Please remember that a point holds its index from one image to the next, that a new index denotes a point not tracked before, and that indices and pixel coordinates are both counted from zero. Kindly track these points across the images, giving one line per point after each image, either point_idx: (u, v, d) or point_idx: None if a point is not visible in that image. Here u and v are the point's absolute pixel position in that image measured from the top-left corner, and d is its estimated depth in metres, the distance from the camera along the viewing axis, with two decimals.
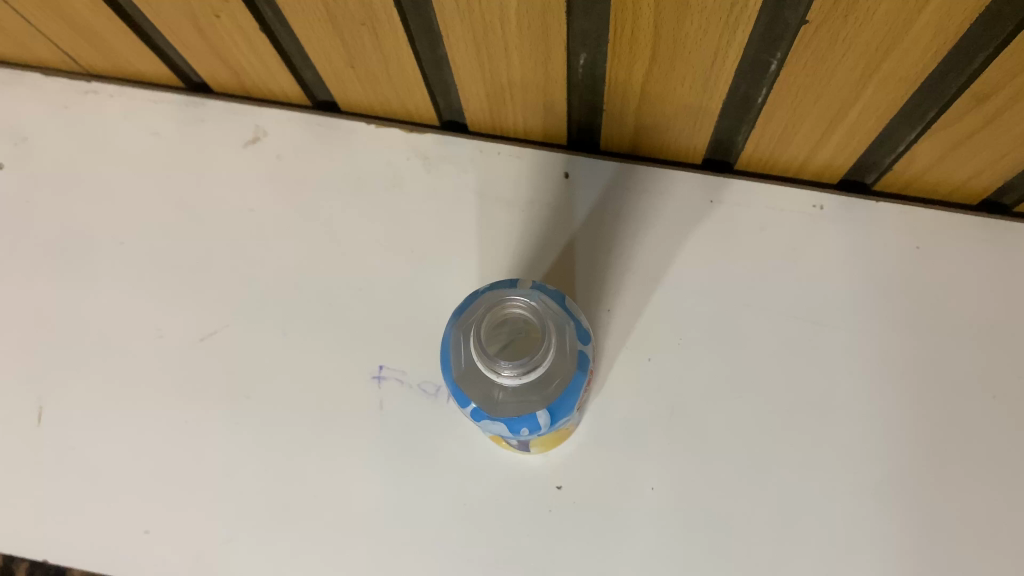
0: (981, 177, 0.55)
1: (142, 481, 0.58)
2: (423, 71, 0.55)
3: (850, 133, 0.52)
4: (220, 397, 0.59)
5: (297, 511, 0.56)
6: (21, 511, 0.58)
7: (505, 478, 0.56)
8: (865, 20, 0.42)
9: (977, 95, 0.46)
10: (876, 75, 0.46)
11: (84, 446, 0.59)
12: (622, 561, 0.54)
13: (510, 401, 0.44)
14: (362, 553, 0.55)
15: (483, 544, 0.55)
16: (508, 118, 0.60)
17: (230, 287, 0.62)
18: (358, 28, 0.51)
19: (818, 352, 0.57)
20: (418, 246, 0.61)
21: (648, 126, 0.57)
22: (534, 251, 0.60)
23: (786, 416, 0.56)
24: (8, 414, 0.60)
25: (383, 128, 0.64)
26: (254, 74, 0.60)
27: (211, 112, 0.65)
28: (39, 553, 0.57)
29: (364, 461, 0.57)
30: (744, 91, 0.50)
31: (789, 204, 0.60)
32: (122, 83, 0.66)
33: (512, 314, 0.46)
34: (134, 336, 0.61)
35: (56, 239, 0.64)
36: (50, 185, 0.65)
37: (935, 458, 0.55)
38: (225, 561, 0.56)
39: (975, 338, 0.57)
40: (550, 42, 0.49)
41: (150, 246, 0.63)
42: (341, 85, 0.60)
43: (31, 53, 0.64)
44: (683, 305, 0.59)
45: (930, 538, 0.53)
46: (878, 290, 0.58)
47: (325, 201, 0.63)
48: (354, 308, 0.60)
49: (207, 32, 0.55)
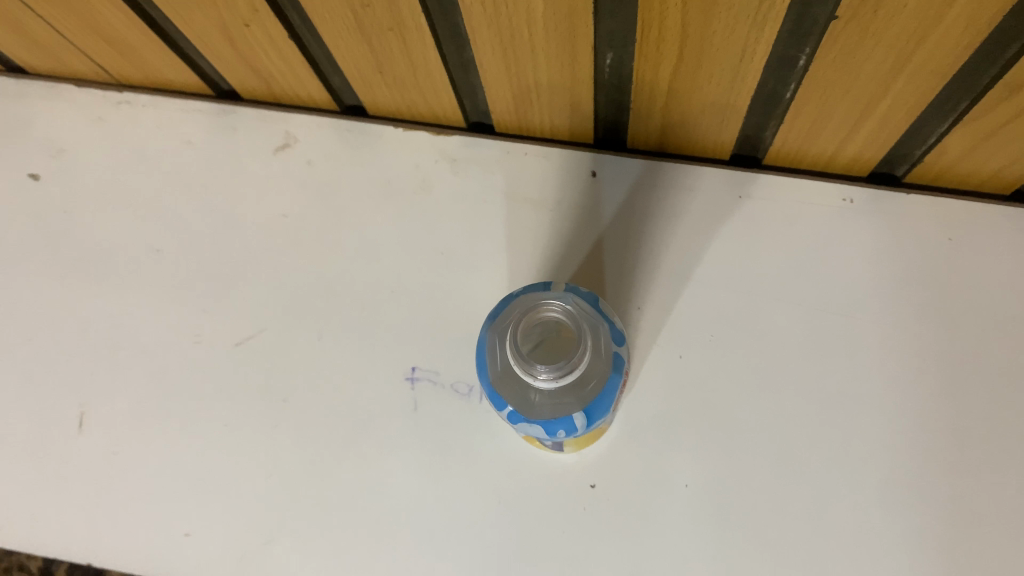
0: (1013, 168, 0.54)
1: (182, 484, 0.59)
2: (451, 75, 0.56)
3: (880, 127, 0.52)
4: (256, 401, 0.60)
5: (335, 512, 0.57)
6: (67, 514, 0.59)
7: (538, 477, 0.57)
8: (895, 14, 0.41)
9: (1010, 86, 0.45)
10: (906, 68, 0.46)
11: (126, 450, 0.60)
12: (657, 558, 0.54)
13: (546, 404, 0.45)
14: (399, 552, 0.56)
15: (519, 543, 0.55)
16: (534, 119, 0.60)
17: (264, 292, 0.62)
18: (385, 34, 0.51)
19: (850, 347, 0.57)
20: (447, 248, 0.62)
21: (675, 124, 0.57)
22: (563, 250, 0.61)
23: (819, 411, 0.56)
24: (51, 420, 0.61)
25: (410, 131, 0.64)
26: (283, 81, 0.61)
27: (241, 119, 0.66)
28: (85, 555, 0.59)
29: (400, 461, 0.58)
30: (771, 87, 0.50)
31: (818, 198, 0.60)
32: (153, 93, 0.67)
33: (546, 317, 0.47)
34: (171, 341, 0.62)
35: (94, 247, 0.65)
36: (86, 194, 0.66)
37: (971, 452, 0.54)
38: (264, 561, 0.57)
39: (1010, 330, 0.56)
40: (577, 43, 0.49)
41: (185, 252, 0.64)
42: (369, 90, 0.60)
43: (66, 66, 0.66)
44: (713, 301, 0.59)
45: (968, 532, 0.53)
46: (910, 283, 0.58)
47: (355, 204, 0.64)
48: (386, 311, 0.61)
49: (237, 41, 0.56)
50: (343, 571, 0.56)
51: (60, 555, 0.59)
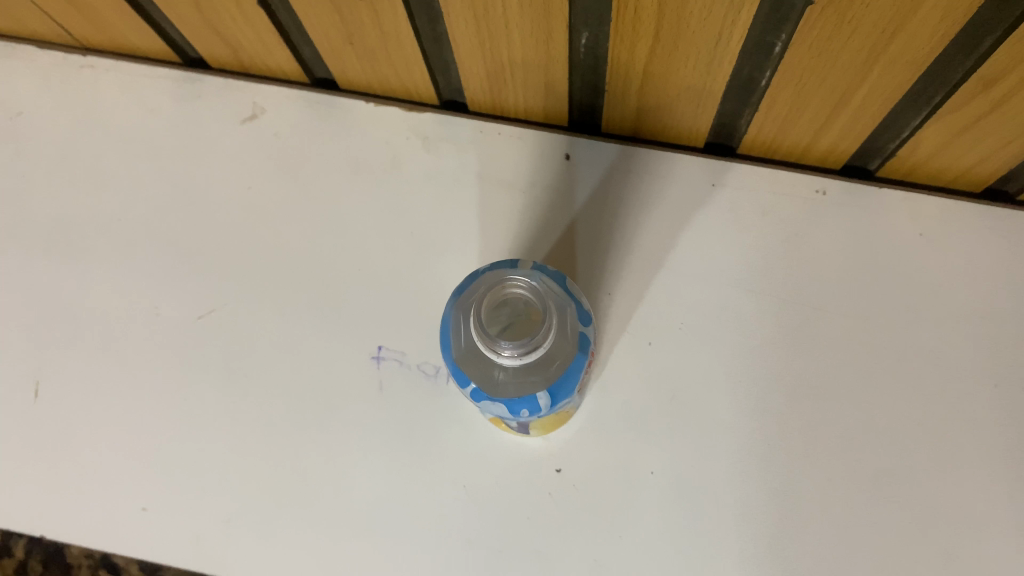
0: (985, 164, 0.54)
1: (140, 459, 0.58)
2: (423, 49, 0.55)
3: (855, 117, 0.51)
4: (217, 376, 0.59)
5: (295, 492, 0.56)
6: (19, 488, 0.58)
7: (502, 461, 0.56)
8: (872, 1, 0.41)
9: (985, 80, 0.45)
10: (882, 58, 0.45)
11: (82, 424, 0.59)
12: (619, 545, 0.54)
13: (510, 382, 0.44)
14: (362, 534, 0.55)
15: (481, 527, 0.55)
16: (508, 99, 0.59)
17: (228, 266, 0.61)
18: (357, 3, 0.50)
19: (818, 339, 0.57)
20: (417, 227, 0.61)
21: (650, 108, 0.56)
22: (534, 233, 0.60)
23: (785, 402, 0.56)
24: (5, 391, 0.60)
25: (382, 106, 0.63)
26: (251, 50, 0.59)
27: (208, 88, 0.64)
28: (38, 530, 0.57)
29: (364, 441, 0.57)
30: (747, 73, 0.50)
31: (792, 188, 0.60)
32: (118, 58, 0.65)
33: (512, 295, 0.46)
34: (131, 314, 0.61)
35: (55, 215, 0.63)
36: (47, 161, 0.64)
37: (934, 446, 0.54)
38: (223, 539, 0.56)
39: (976, 327, 0.56)
40: (552, 20, 0.48)
41: (148, 223, 0.63)
42: (340, 62, 0.59)
43: (27, 26, 0.63)
44: (683, 289, 0.59)
45: (928, 526, 0.53)
46: (879, 276, 0.58)
47: (325, 179, 0.62)
48: (353, 289, 0.60)
49: (204, 6, 0.55)
50: (303, 551, 0.55)
51: (12, 529, 0.58)
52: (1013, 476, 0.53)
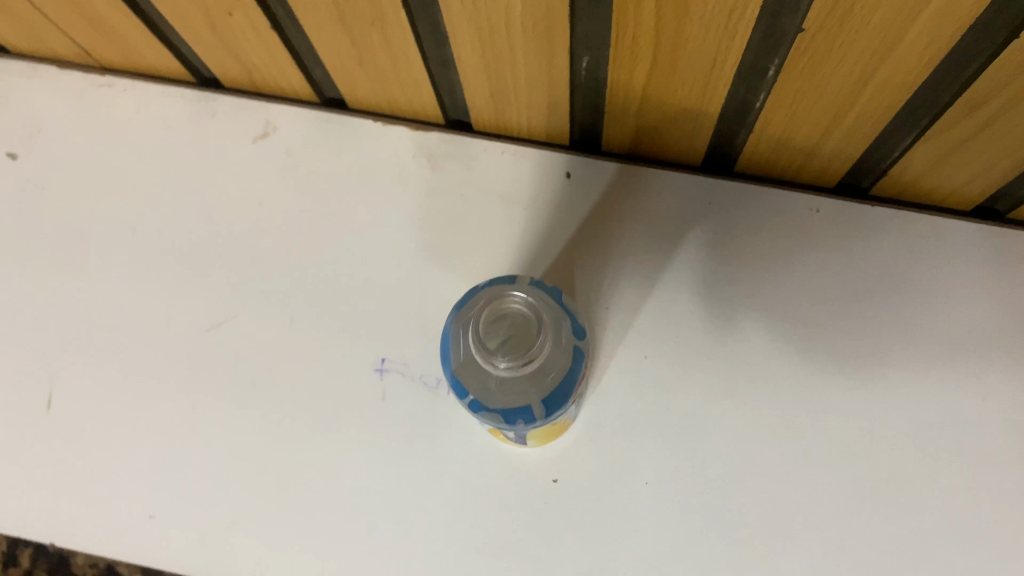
0: (974, 183, 0.56)
1: (149, 466, 0.59)
2: (430, 71, 0.57)
3: (846, 138, 0.53)
4: (226, 386, 0.60)
5: (300, 499, 0.58)
6: (31, 494, 0.60)
7: (502, 470, 0.57)
8: (860, 29, 0.43)
9: (971, 103, 0.47)
10: (870, 83, 0.47)
11: (94, 432, 0.60)
12: (615, 552, 0.55)
13: (506, 394, 0.46)
14: (364, 540, 0.56)
15: (481, 534, 0.56)
16: (511, 118, 0.61)
17: (238, 278, 0.63)
18: (367, 27, 0.52)
19: (811, 353, 0.58)
20: (422, 242, 0.63)
21: (648, 128, 0.58)
22: (536, 249, 0.62)
23: (779, 414, 0.57)
24: (19, 398, 0.62)
25: (388, 126, 0.65)
26: (264, 71, 0.62)
27: (222, 107, 0.66)
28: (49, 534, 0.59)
29: (366, 450, 0.58)
30: (742, 95, 0.52)
31: (786, 207, 0.61)
32: (135, 77, 0.67)
33: (510, 310, 0.48)
34: (144, 325, 0.62)
35: (70, 228, 0.65)
36: (64, 176, 0.66)
37: (924, 458, 0.56)
38: (228, 545, 0.57)
39: (966, 342, 0.58)
40: (554, 44, 0.50)
41: (160, 237, 0.64)
42: (350, 83, 0.61)
43: (47, 45, 0.65)
44: (680, 304, 0.60)
45: (918, 536, 0.54)
46: (872, 292, 0.59)
47: (332, 196, 0.64)
48: (359, 301, 0.62)
49: (220, 29, 0.57)
50: (307, 556, 0.56)
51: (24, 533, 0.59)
52: (1001, 488, 0.54)
